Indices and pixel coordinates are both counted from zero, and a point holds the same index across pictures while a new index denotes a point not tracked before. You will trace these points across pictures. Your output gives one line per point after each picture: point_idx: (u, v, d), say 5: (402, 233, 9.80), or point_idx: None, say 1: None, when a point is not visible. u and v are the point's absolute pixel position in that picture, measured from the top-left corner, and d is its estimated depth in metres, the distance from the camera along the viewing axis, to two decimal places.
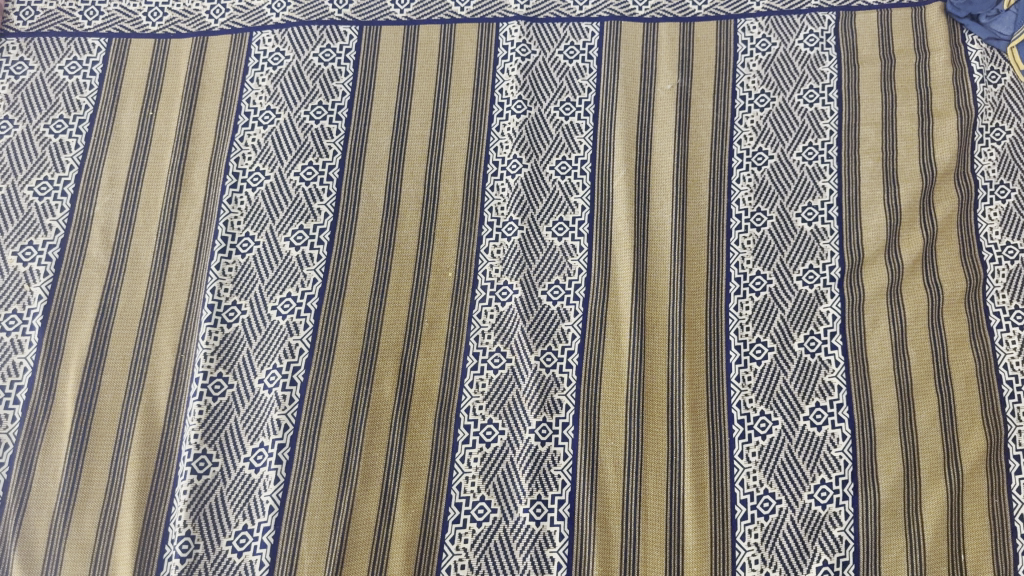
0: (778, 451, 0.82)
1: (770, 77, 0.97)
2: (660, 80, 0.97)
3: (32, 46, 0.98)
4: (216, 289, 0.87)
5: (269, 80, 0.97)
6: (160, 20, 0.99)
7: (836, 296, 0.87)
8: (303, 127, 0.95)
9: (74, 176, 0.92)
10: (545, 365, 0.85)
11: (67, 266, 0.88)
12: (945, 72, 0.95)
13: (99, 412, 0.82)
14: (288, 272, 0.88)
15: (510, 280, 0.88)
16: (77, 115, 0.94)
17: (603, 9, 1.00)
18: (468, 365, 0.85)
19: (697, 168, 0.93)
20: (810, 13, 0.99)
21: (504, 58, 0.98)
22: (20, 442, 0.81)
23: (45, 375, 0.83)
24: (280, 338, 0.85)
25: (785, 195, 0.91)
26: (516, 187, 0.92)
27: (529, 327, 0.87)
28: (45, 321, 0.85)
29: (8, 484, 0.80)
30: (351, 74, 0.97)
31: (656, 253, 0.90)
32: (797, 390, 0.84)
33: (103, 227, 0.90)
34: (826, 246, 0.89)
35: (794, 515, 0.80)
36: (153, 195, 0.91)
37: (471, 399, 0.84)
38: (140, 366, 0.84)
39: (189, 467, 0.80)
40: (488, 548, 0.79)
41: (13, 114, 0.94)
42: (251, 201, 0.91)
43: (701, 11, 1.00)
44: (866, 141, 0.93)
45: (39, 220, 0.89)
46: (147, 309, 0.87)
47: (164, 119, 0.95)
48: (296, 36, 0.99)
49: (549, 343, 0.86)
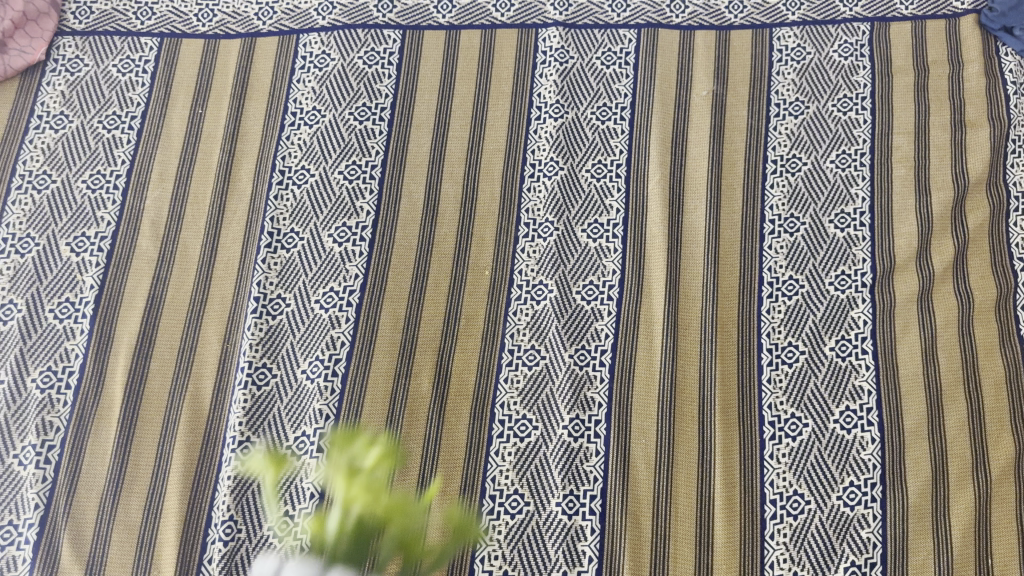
0: (809, 452, 0.83)
1: (805, 85, 0.98)
2: (696, 86, 0.99)
3: (88, 45, 1.01)
4: (261, 283, 0.89)
5: (314, 81, 0.99)
6: (210, 21, 1.02)
7: (867, 302, 0.88)
8: (347, 127, 0.97)
9: (126, 169, 0.95)
10: (578, 363, 0.87)
11: (117, 257, 0.91)
12: (978, 84, 0.96)
13: (147, 398, 0.85)
14: (330, 267, 0.90)
15: (545, 279, 0.90)
16: (130, 112, 0.98)
17: (640, 17, 1.02)
18: (504, 362, 0.87)
19: (731, 173, 0.94)
20: (845, 22, 1.00)
21: (543, 63, 1.00)
22: (71, 424, 0.84)
23: (96, 361, 0.87)
24: (323, 331, 0.88)
25: (819, 202, 0.93)
26: (553, 189, 0.94)
27: (563, 325, 0.88)
28: (96, 309, 0.89)
29: (60, 465, 0.83)
30: (394, 77, 0.99)
31: (690, 255, 0.91)
32: (828, 393, 0.85)
33: (153, 220, 0.93)
34: (859, 252, 0.90)
35: (823, 516, 0.81)
36: (201, 190, 0.94)
37: (506, 395, 0.86)
38: (186, 356, 0.87)
39: (233, 453, 0.82)
40: (521, 539, 0.81)
41: (69, 110, 0.98)
42: (297, 198, 0.94)
43: (737, 19, 1.01)
44: (899, 150, 0.94)
45: (91, 212, 0.93)
46: (194, 300, 0.89)
47: (212, 117, 0.98)
48: (341, 38, 1.01)
49: (583, 342, 0.88)
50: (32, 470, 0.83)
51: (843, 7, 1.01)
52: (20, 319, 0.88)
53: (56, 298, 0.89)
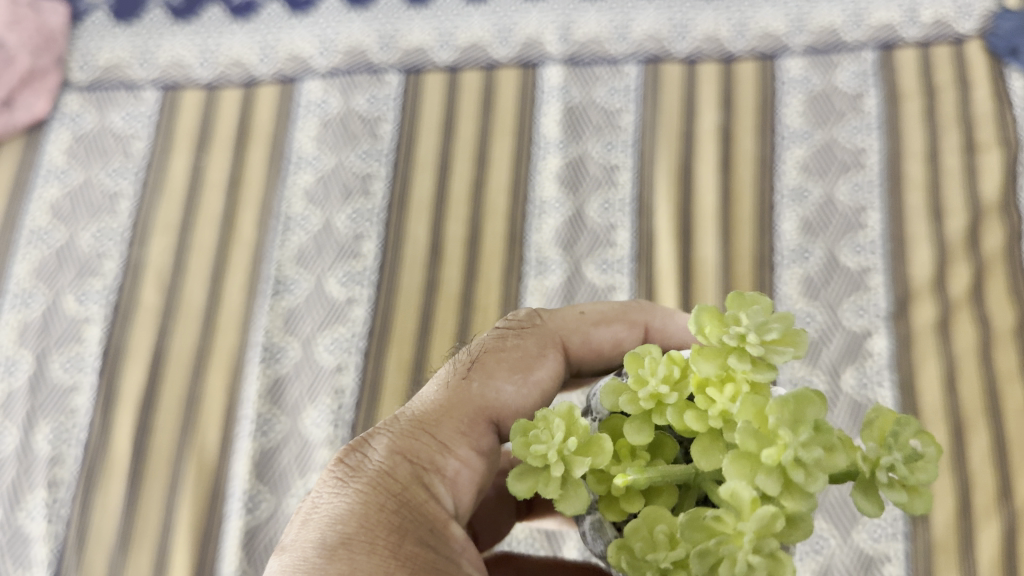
0: (830, 488, 0.81)
1: (812, 114, 0.96)
2: (701, 119, 0.97)
3: (92, 99, 1.02)
4: (268, 330, 0.89)
5: (317, 128, 0.99)
6: (210, 70, 1.02)
7: (883, 333, 0.86)
8: (350, 172, 0.97)
9: (128, 221, 0.97)
10: (601, 274, 0.90)
11: (122, 310, 0.92)
12: (987, 108, 0.94)
13: (155, 451, 0.86)
14: (335, 313, 0.90)
15: (558, 210, 0.94)
16: (133, 164, 0.99)
17: (641, 53, 0.99)
18: (545, 230, 0.93)
19: (738, 205, 0.93)
20: (849, 49, 0.98)
21: (546, 102, 0.98)
22: (80, 477, 0.85)
23: (102, 416, 0.88)
24: (327, 378, 0.87)
25: (829, 232, 0.91)
26: (559, 227, 0.93)
27: (557, 289, 0.89)
28: (102, 363, 0.90)
29: (71, 520, 0.84)
30: (395, 122, 0.99)
31: (700, 288, 0.88)
32: (847, 426, 0.83)
33: (158, 273, 0.94)
34: (872, 283, 0.88)
35: (846, 554, 0.79)
36: (207, 241, 0.95)
37: (551, 255, 0.91)
38: (192, 407, 0.87)
39: (242, 506, 0.82)
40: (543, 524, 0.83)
41: (74, 164, 0.99)
42: (302, 243, 0.94)
43: (741, 52, 0.98)
44: (909, 177, 0.92)
45: (97, 265, 0.94)
46: (199, 351, 0.90)
47: (215, 167, 0.99)
48: (343, 84, 1.01)
49: (601, 255, 0.91)
50: (42, 527, 0.84)
51: (846, 36, 0.98)
52: (28, 376, 0.89)
53: (62, 353, 0.90)
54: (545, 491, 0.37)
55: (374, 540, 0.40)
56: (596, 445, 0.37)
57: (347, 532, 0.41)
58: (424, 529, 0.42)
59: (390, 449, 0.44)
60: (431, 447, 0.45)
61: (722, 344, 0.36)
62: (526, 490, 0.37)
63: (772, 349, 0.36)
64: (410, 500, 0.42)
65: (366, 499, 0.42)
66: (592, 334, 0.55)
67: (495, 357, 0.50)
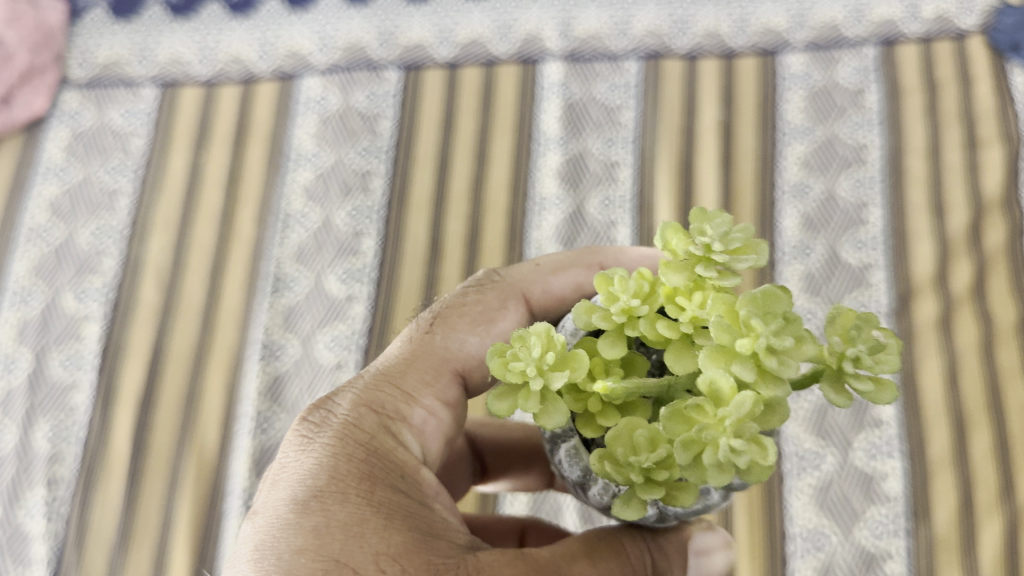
0: (833, 485, 0.81)
1: (813, 111, 0.96)
2: (702, 114, 0.96)
3: (91, 96, 1.02)
4: (267, 327, 0.89)
5: (317, 124, 0.99)
6: (209, 67, 1.01)
7: (885, 330, 0.86)
8: (350, 169, 0.97)
9: (128, 219, 0.96)
10: None
11: (121, 307, 0.92)
12: (989, 104, 0.94)
13: (154, 449, 0.86)
14: (335, 310, 0.89)
15: (558, 206, 0.93)
16: (133, 162, 0.99)
17: (642, 48, 0.99)
18: (542, 223, 0.93)
19: (739, 201, 0.92)
20: (851, 45, 0.97)
21: (546, 99, 0.98)
22: (79, 475, 0.85)
23: (101, 414, 0.87)
24: (327, 375, 0.86)
25: (830, 229, 0.90)
26: (560, 223, 0.93)
27: None
28: (101, 361, 0.89)
29: (70, 518, 0.84)
30: (394, 119, 0.99)
31: None
32: (849, 422, 0.83)
33: (157, 270, 0.94)
34: (874, 279, 0.88)
35: (847, 551, 0.79)
36: (206, 239, 0.95)
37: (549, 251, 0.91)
38: (191, 405, 0.87)
39: (241, 503, 0.82)
40: (543, 508, 0.83)
41: (73, 162, 0.99)
42: (301, 240, 0.93)
43: (741, 48, 0.98)
44: (911, 173, 0.92)
45: (96, 263, 0.94)
46: (198, 349, 0.89)
47: (214, 164, 0.98)
48: (342, 80, 1.00)
49: None
50: (41, 525, 0.84)
51: (847, 32, 0.98)
52: (27, 375, 0.89)
53: (61, 351, 0.90)
54: (528, 406, 0.37)
55: (345, 490, 0.44)
56: (574, 359, 0.38)
57: (318, 486, 0.44)
58: (395, 475, 0.46)
59: (355, 403, 0.49)
60: (397, 398, 0.50)
61: (688, 256, 0.40)
62: (506, 408, 0.38)
63: (735, 256, 0.40)
64: (379, 448, 0.47)
65: (335, 450, 0.46)
66: (551, 282, 0.58)
67: (457, 313, 0.54)
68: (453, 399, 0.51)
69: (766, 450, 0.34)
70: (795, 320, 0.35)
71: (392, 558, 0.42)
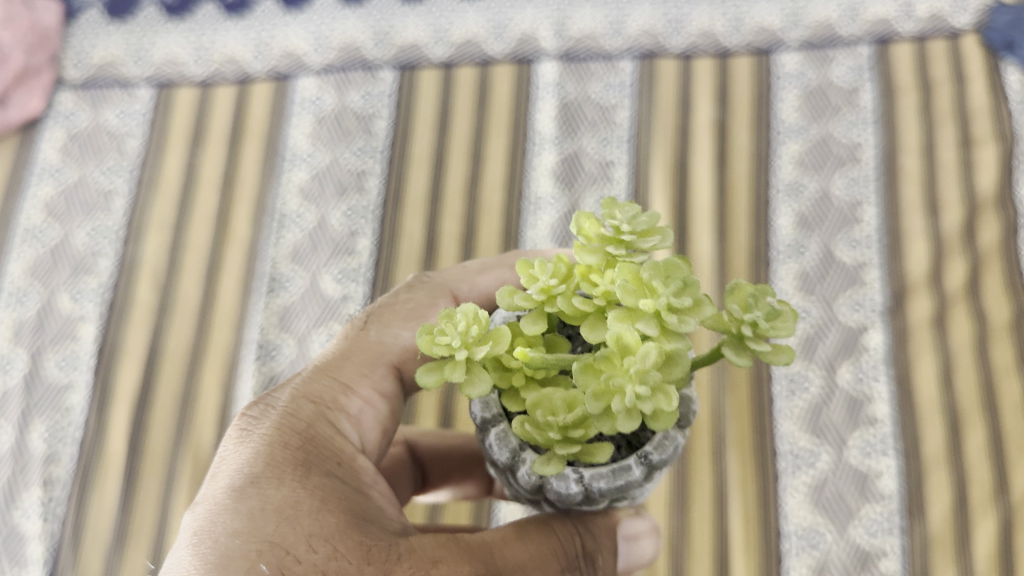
0: (827, 483, 0.81)
1: (808, 110, 0.96)
2: (697, 114, 0.97)
3: (87, 97, 1.02)
4: (264, 328, 0.89)
5: (312, 124, 0.99)
6: (204, 68, 1.02)
7: (879, 328, 0.86)
8: (345, 169, 0.97)
9: (123, 219, 0.96)
10: None
11: (117, 308, 0.92)
12: (983, 102, 0.94)
13: (150, 449, 0.86)
14: (330, 311, 0.90)
15: (553, 206, 0.93)
16: (128, 162, 0.99)
17: (636, 48, 0.99)
18: (537, 224, 0.93)
19: (734, 200, 0.93)
20: (845, 44, 0.97)
21: (541, 99, 0.98)
22: (75, 475, 0.85)
23: (96, 414, 0.87)
24: None
25: (824, 227, 0.91)
26: (555, 222, 0.92)
27: None
28: (96, 361, 0.90)
29: (66, 519, 0.84)
30: (389, 119, 0.99)
31: None
32: (843, 421, 0.83)
33: (152, 270, 0.94)
34: (868, 278, 0.88)
35: (841, 549, 0.79)
36: (202, 239, 0.95)
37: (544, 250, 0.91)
38: (187, 405, 0.87)
39: None
40: None
41: (69, 163, 0.99)
42: (297, 240, 0.93)
43: (736, 47, 0.98)
44: (905, 171, 0.92)
45: (92, 263, 0.94)
46: (193, 349, 0.90)
47: (210, 164, 0.98)
48: (338, 81, 1.00)
49: None
50: (37, 525, 0.84)
51: (841, 30, 0.98)
52: (21, 375, 0.89)
53: (57, 351, 0.90)
54: (453, 375, 0.39)
55: (280, 475, 0.46)
56: (497, 334, 0.41)
57: (255, 473, 0.46)
58: (331, 462, 0.48)
59: (293, 396, 0.52)
60: (333, 390, 0.53)
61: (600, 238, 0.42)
62: (435, 380, 0.40)
63: (643, 238, 0.41)
64: (316, 436, 0.49)
65: (272, 439, 0.48)
66: (477, 282, 0.62)
67: (390, 309, 0.58)
68: (386, 391, 0.55)
69: (670, 397, 0.37)
70: (693, 284, 0.39)
71: (324, 539, 0.44)
